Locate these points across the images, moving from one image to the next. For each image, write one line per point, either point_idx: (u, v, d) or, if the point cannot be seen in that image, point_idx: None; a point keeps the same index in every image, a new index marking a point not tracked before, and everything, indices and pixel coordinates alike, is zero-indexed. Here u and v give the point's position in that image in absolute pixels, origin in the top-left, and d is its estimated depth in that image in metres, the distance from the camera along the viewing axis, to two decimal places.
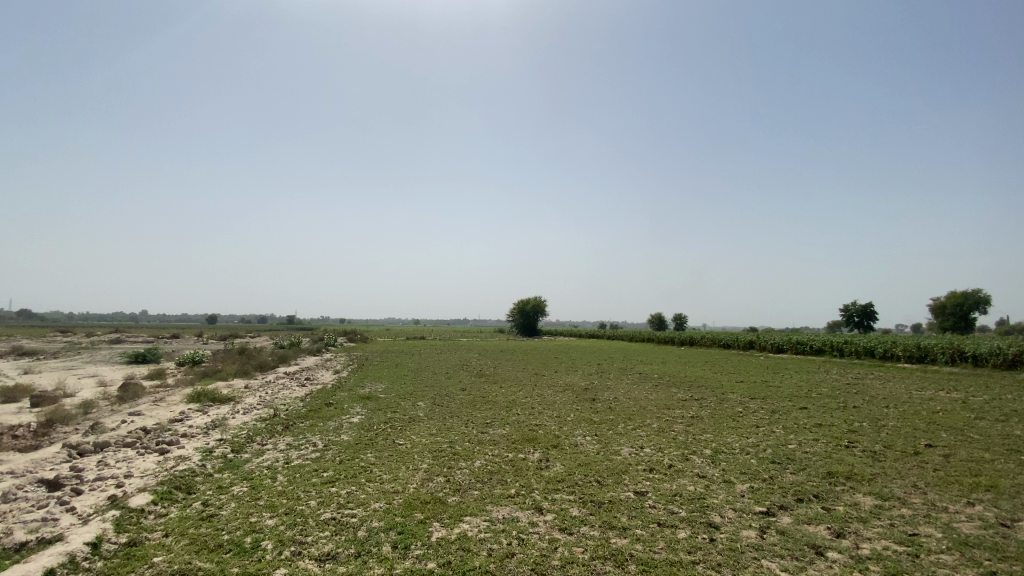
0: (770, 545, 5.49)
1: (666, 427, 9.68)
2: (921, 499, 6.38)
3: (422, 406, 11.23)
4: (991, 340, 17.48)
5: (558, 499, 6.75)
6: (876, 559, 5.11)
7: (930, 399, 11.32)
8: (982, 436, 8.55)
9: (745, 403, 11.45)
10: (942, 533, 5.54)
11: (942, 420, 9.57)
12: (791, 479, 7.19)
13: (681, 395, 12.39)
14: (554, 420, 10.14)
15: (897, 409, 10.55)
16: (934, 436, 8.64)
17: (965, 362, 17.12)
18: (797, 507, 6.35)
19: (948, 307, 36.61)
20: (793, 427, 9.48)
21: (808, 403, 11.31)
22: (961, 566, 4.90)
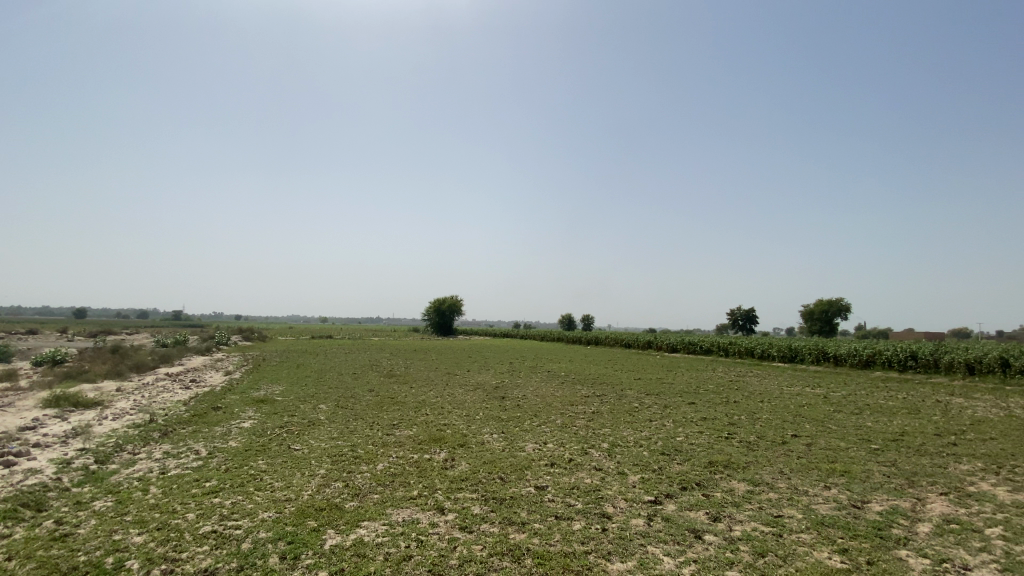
0: (656, 532, 5.85)
1: (569, 423, 10.01)
2: (785, 484, 7.13)
3: (323, 409, 10.67)
4: (846, 343, 20.24)
5: (461, 498, 6.71)
6: (746, 540, 5.62)
7: (798, 393, 12.79)
8: (837, 427, 9.74)
9: (642, 399, 12.17)
10: (802, 514, 6.21)
11: (806, 412, 10.81)
12: (678, 468, 7.74)
13: (585, 392, 12.91)
14: (462, 419, 10.10)
15: (771, 403, 11.74)
16: (799, 427, 9.71)
17: (827, 361, 19.65)
18: (681, 494, 6.83)
19: (816, 313, 41.50)
20: (682, 421, 10.21)
21: (696, 398, 12.28)
22: (816, 543, 5.53)
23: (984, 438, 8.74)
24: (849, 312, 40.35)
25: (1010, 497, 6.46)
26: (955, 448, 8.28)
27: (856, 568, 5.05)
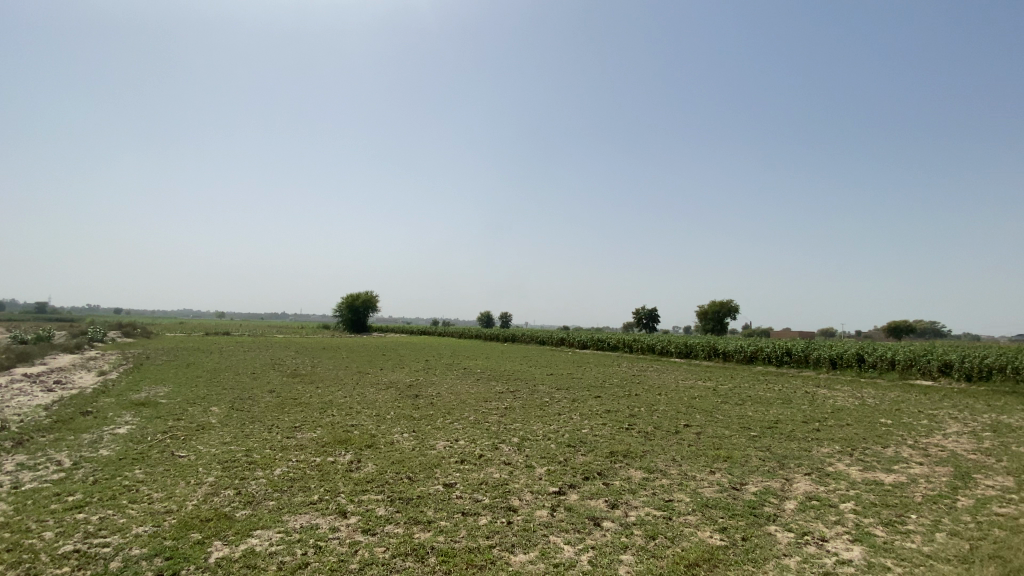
0: (558, 522, 6.05)
1: (481, 419, 10.07)
2: (677, 470, 7.69)
3: (216, 412, 9.85)
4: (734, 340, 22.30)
5: (365, 500, 6.51)
6: (640, 524, 5.99)
7: (692, 386, 13.88)
8: (724, 416, 10.68)
9: (553, 393, 12.56)
10: (690, 498, 6.74)
11: (698, 404, 11.75)
12: (582, 459, 8.07)
13: (499, 388, 13.06)
14: (370, 419, 9.80)
15: (669, 396, 12.60)
16: (691, 418, 10.52)
17: (717, 357, 21.53)
18: (584, 484, 7.13)
19: (710, 313, 45.23)
20: (588, 414, 10.67)
21: (602, 392, 12.90)
22: (700, 524, 6.02)
23: (841, 423, 10.02)
24: (738, 312, 44.46)
25: (860, 474, 7.45)
26: (818, 433, 9.41)
27: (734, 544, 5.56)
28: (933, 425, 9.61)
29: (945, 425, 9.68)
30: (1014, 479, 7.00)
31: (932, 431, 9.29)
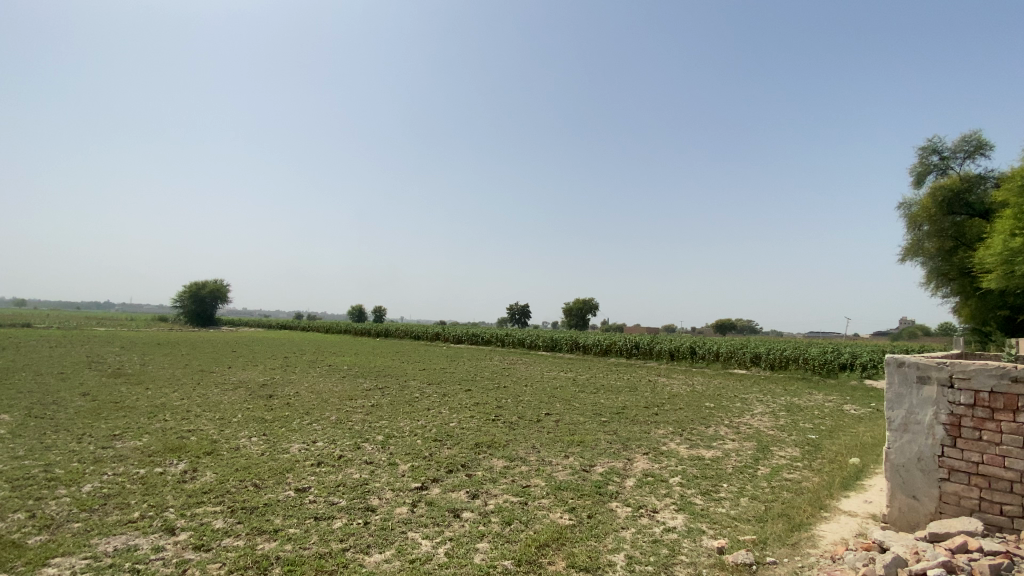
0: (418, 517, 6.03)
1: (344, 418, 9.63)
2: (535, 457, 8.13)
3: (4, 422, 8.07)
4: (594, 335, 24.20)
5: (199, 514, 5.83)
6: (497, 512, 6.22)
7: (555, 378, 14.80)
8: (581, 404, 11.55)
9: (422, 388, 12.47)
10: (546, 482, 7.17)
11: (559, 394, 12.55)
12: (446, 453, 8.13)
13: (365, 385, 12.61)
14: (213, 423, 8.81)
15: (533, 387, 13.28)
16: (552, 407, 11.19)
17: (579, 349, 23.22)
18: (446, 477, 7.19)
19: (574, 310, 48.57)
20: (456, 407, 10.78)
21: (471, 385, 13.14)
22: (553, 506, 6.44)
23: (675, 407, 11.44)
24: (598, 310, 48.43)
25: (687, 451, 8.57)
26: (657, 417, 10.63)
27: (580, 523, 6.03)
28: (743, 407, 11.42)
29: (752, 406, 11.57)
30: (798, 449, 8.61)
31: (743, 412, 11.05)
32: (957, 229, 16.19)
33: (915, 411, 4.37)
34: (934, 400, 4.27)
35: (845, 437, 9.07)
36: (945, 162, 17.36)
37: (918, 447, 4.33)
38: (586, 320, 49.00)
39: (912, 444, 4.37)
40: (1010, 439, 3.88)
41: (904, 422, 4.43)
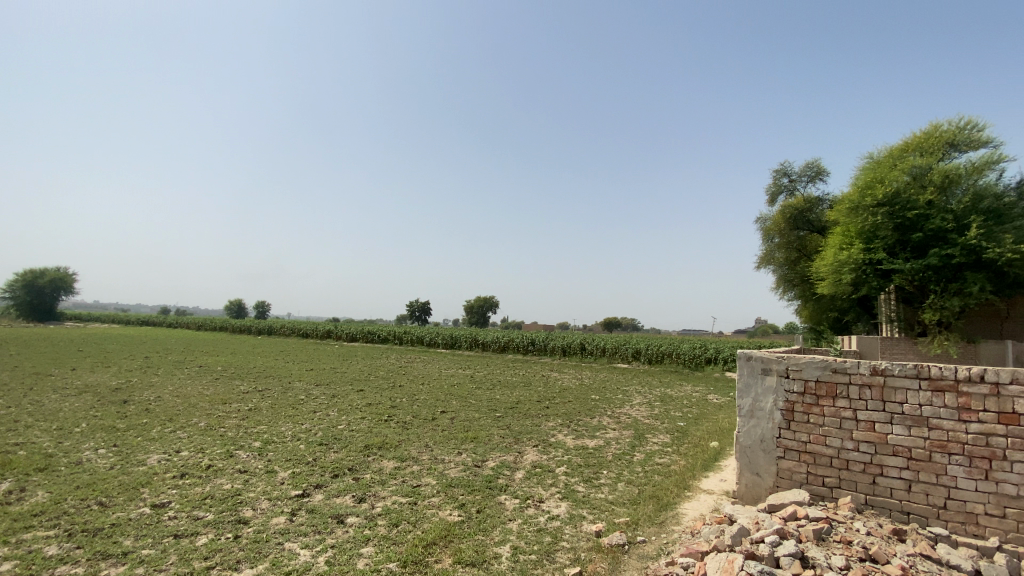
0: (297, 526, 5.70)
1: (215, 424, 8.80)
2: (427, 455, 8.08)
3: None
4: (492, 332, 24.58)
5: (27, 540, 4.99)
6: (384, 514, 6.08)
7: (452, 375, 14.82)
8: (476, 401, 11.68)
9: (309, 390, 11.78)
10: (437, 480, 7.15)
11: (455, 391, 12.59)
12: (333, 456, 7.78)
13: (243, 387, 11.62)
14: (49, 435, 7.58)
15: (429, 385, 13.16)
16: (447, 404, 11.19)
17: (477, 347, 23.45)
18: (330, 483, 6.88)
19: (474, 308, 48.86)
20: (345, 409, 10.34)
21: (364, 385, 12.69)
22: (442, 504, 6.44)
23: (564, 401, 12.01)
24: (497, 307, 49.32)
25: (573, 442, 9.06)
26: (547, 410, 11.09)
27: (468, 518, 6.10)
28: (625, 398, 12.34)
29: (632, 398, 12.52)
30: (668, 435, 9.50)
31: (624, 403, 11.92)
32: (801, 243, 18.86)
33: (759, 399, 5.02)
34: (774, 388, 4.94)
35: (708, 422, 10.18)
36: (793, 184, 20.12)
37: (760, 430, 4.99)
38: (485, 317, 49.65)
39: (756, 428, 5.01)
40: (830, 420, 4.61)
41: (751, 409, 5.06)
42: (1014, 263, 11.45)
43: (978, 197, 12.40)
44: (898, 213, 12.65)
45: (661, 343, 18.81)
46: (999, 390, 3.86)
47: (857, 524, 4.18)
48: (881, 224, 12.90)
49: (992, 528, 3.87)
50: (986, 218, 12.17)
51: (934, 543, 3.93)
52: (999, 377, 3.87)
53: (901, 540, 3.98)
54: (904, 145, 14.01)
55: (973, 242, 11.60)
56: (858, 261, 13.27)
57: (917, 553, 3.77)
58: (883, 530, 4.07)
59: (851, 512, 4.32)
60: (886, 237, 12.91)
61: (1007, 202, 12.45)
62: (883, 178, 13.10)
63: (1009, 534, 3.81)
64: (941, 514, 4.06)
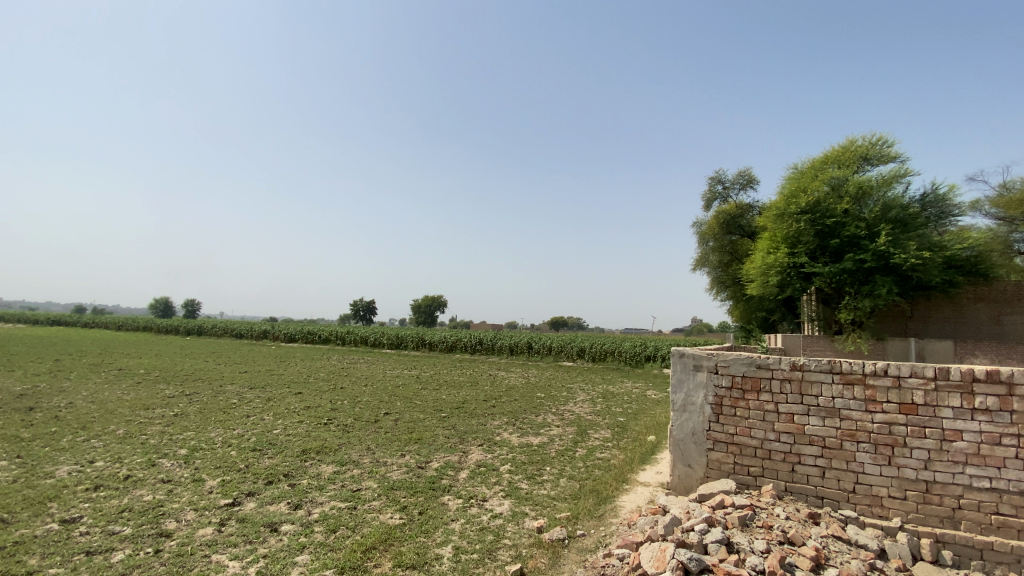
0: (226, 537, 5.42)
1: (136, 432, 8.21)
2: (369, 458, 7.91)
3: None
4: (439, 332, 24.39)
5: None
6: (321, 520, 5.89)
7: (396, 376, 14.58)
8: (421, 401, 11.57)
9: (242, 393, 11.22)
10: (378, 484, 7.01)
11: (399, 392, 12.40)
12: (267, 463, 7.46)
13: (169, 392, 10.91)
14: None
15: (372, 386, 12.87)
16: (391, 406, 11.00)
17: (423, 346, 23.21)
18: (263, 490, 6.58)
19: (422, 308, 48.27)
20: (282, 412, 9.94)
21: (302, 388, 12.24)
22: (383, 507, 6.33)
23: (510, 399, 12.12)
24: (445, 306, 49.01)
25: (518, 439, 9.16)
26: (493, 409, 11.14)
27: (410, 520, 6.03)
28: (568, 396, 12.60)
29: (576, 395, 12.83)
30: (609, 430, 9.80)
31: (568, 400, 12.17)
32: (733, 247, 19.96)
33: (691, 394, 5.28)
34: (704, 383, 5.21)
35: (647, 417, 10.59)
36: (727, 191, 21.27)
37: (692, 424, 5.25)
38: (433, 316, 49.23)
39: (688, 421, 5.27)
40: (754, 413, 4.92)
41: (684, 403, 5.31)
42: (917, 268, 12.66)
43: (887, 207, 13.61)
44: (819, 220, 13.66)
45: (604, 341, 19.36)
46: (900, 382, 4.25)
47: (777, 509, 4.49)
48: (804, 230, 13.88)
49: (894, 508, 4.26)
50: (894, 227, 13.37)
51: (845, 525, 4.30)
52: (899, 371, 4.26)
53: (816, 523, 4.32)
54: (824, 158, 15.15)
55: (882, 248, 12.74)
56: (784, 265, 14.19)
57: (829, 535, 4.11)
58: (800, 514, 4.40)
59: (773, 498, 4.64)
60: (808, 242, 13.89)
61: (912, 212, 13.73)
62: (806, 187, 14.11)
63: (908, 514, 4.21)
64: (851, 497, 4.43)
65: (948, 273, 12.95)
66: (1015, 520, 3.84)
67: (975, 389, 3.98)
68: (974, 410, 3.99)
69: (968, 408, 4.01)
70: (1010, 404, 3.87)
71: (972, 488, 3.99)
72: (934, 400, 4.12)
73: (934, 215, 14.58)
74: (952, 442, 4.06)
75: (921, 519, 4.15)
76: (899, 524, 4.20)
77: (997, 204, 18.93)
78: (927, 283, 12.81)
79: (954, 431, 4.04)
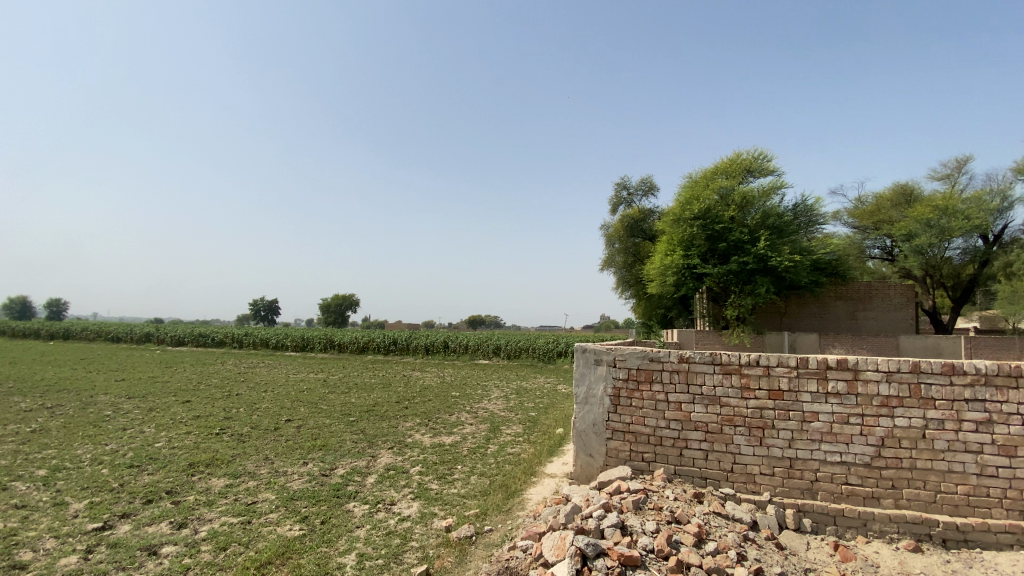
0: (94, 565, 4.86)
1: None
2: (267, 469, 7.46)
3: None
4: (349, 333, 23.46)
5: None
6: (210, 538, 5.48)
7: (301, 379, 13.85)
8: (327, 406, 11.09)
9: (118, 404, 10.06)
10: (276, 495, 6.63)
11: (304, 397, 11.79)
12: (146, 480, 6.77)
13: (23, 405, 9.50)
14: None
15: (274, 392, 12.13)
16: (294, 412, 10.43)
17: (332, 348, 22.23)
18: (141, 510, 5.97)
19: (332, 307, 46.24)
20: (166, 424, 9.06)
21: (192, 396, 11.22)
22: (281, 520, 6.00)
23: (423, 400, 12.00)
24: (356, 305, 47.30)
25: (430, 440, 9.10)
26: (404, 411, 10.96)
27: (311, 530, 5.78)
28: (482, 393, 12.73)
29: (490, 392, 12.99)
30: (521, 425, 10.05)
31: (482, 398, 12.30)
32: (637, 248, 21.27)
33: (592, 386, 5.58)
34: (604, 376, 5.52)
35: (557, 411, 10.99)
36: (631, 197, 22.62)
37: (592, 415, 5.55)
38: (344, 315, 47.40)
39: (589, 413, 5.56)
40: (647, 403, 5.30)
41: (586, 396, 5.60)
42: (789, 270, 14.33)
43: (766, 215, 15.29)
44: (709, 226, 14.97)
45: (519, 339, 19.77)
46: (770, 371, 4.81)
47: (667, 491, 4.89)
48: (697, 235, 15.15)
49: (765, 484, 4.80)
50: (771, 233, 15.05)
51: (725, 502, 4.78)
52: (769, 361, 4.83)
53: (699, 501, 4.77)
54: (714, 169, 16.61)
55: (762, 251, 14.31)
56: (679, 266, 15.35)
57: (711, 512, 4.55)
58: (687, 495, 4.83)
59: (663, 482, 5.04)
60: (700, 246, 15.20)
61: (786, 220, 15.53)
62: (699, 195, 15.38)
63: (776, 488, 4.77)
64: (729, 476, 4.93)
65: (815, 274, 14.77)
66: (860, 488, 4.51)
67: (829, 375, 4.61)
68: (828, 394, 4.61)
69: (823, 392, 4.62)
70: (855, 387, 4.52)
71: (826, 462, 4.61)
72: (796, 385, 4.72)
73: (804, 223, 16.56)
74: (811, 422, 4.66)
75: (786, 492, 4.73)
76: (768, 498, 4.75)
77: (853, 215, 21.91)
78: (798, 283, 14.48)
79: (812, 413, 4.65)
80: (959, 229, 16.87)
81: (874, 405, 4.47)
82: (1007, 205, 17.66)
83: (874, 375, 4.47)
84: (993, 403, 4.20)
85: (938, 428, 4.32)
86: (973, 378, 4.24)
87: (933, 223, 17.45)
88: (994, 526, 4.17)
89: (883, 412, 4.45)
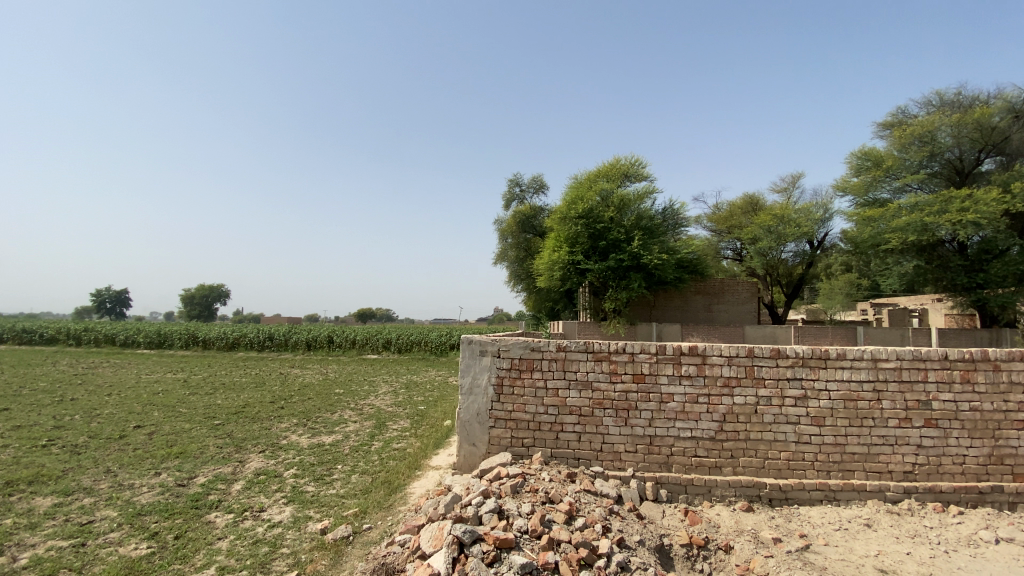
0: None
1: None
2: (108, 483, 6.56)
3: None
4: (217, 328, 21.26)
5: None
6: (32, 566, 4.72)
7: (156, 381, 12.30)
8: (188, 409, 9.98)
9: None
10: (118, 511, 5.87)
11: (159, 400, 10.51)
12: None
13: None
14: None
15: (120, 396, 10.61)
16: (146, 417, 9.26)
17: (196, 345, 19.99)
18: None
19: (197, 299, 41.50)
20: None
21: (8, 403, 9.44)
22: (125, 538, 5.35)
23: (302, 399, 11.33)
24: (227, 296, 42.99)
25: (308, 440, 8.66)
26: (280, 411, 10.26)
27: (163, 547, 5.23)
28: (369, 389, 12.37)
29: (376, 388, 12.65)
30: (408, 420, 9.96)
31: (368, 394, 11.94)
32: (528, 244, 22.05)
33: (476, 376, 5.73)
34: (488, 366, 5.69)
35: (445, 404, 11.05)
36: (524, 194, 23.30)
37: (476, 404, 5.71)
38: (212, 309, 42.78)
39: (473, 403, 5.71)
40: (528, 390, 5.58)
41: (470, 386, 5.73)
42: (658, 267, 15.86)
43: (639, 218, 16.76)
44: (591, 226, 16.05)
45: (409, 333, 19.44)
46: (635, 357, 5.34)
47: (544, 474, 5.22)
48: (580, 233, 16.14)
49: (629, 460, 5.33)
50: (643, 233, 16.53)
51: (595, 480, 5.22)
52: (634, 349, 5.35)
53: (573, 481, 5.15)
54: (597, 172, 17.74)
55: (635, 251, 15.64)
56: (564, 263, 16.21)
57: (581, 490, 4.94)
58: (561, 476, 5.19)
59: (541, 465, 5.36)
60: (583, 244, 16.20)
61: (656, 222, 17.15)
62: (583, 197, 16.37)
63: (639, 463, 5.32)
64: (599, 455, 5.40)
65: (679, 272, 16.48)
66: (706, 459, 5.20)
67: (682, 360, 5.25)
68: (682, 376, 5.24)
69: (677, 375, 5.25)
70: (703, 370, 5.21)
71: (680, 438, 5.25)
72: (656, 370, 5.29)
73: (672, 225, 18.38)
74: (667, 403, 5.27)
75: (647, 466, 5.30)
76: (632, 473, 5.28)
77: (711, 219, 24.54)
78: (665, 280, 16.06)
79: (669, 394, 5.26)
80: (792, 235, 19.91)
81: (718, 385, 5.19)
82: (828, 216, 21.02)
83: (719, 359, 5.19)
84: (808, 381, 5.09)
85: (767, 403, 5.13)
86: (794, 360, 5.11)
87: (773, 229, 20.40)
88: (807, 484, 5.05)
89: (725, 391, 5.18)
